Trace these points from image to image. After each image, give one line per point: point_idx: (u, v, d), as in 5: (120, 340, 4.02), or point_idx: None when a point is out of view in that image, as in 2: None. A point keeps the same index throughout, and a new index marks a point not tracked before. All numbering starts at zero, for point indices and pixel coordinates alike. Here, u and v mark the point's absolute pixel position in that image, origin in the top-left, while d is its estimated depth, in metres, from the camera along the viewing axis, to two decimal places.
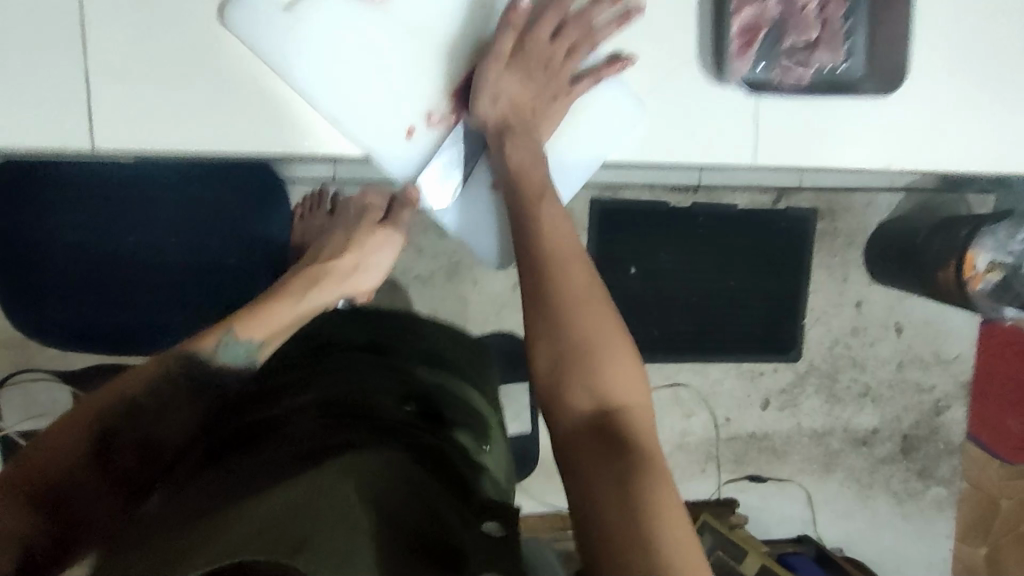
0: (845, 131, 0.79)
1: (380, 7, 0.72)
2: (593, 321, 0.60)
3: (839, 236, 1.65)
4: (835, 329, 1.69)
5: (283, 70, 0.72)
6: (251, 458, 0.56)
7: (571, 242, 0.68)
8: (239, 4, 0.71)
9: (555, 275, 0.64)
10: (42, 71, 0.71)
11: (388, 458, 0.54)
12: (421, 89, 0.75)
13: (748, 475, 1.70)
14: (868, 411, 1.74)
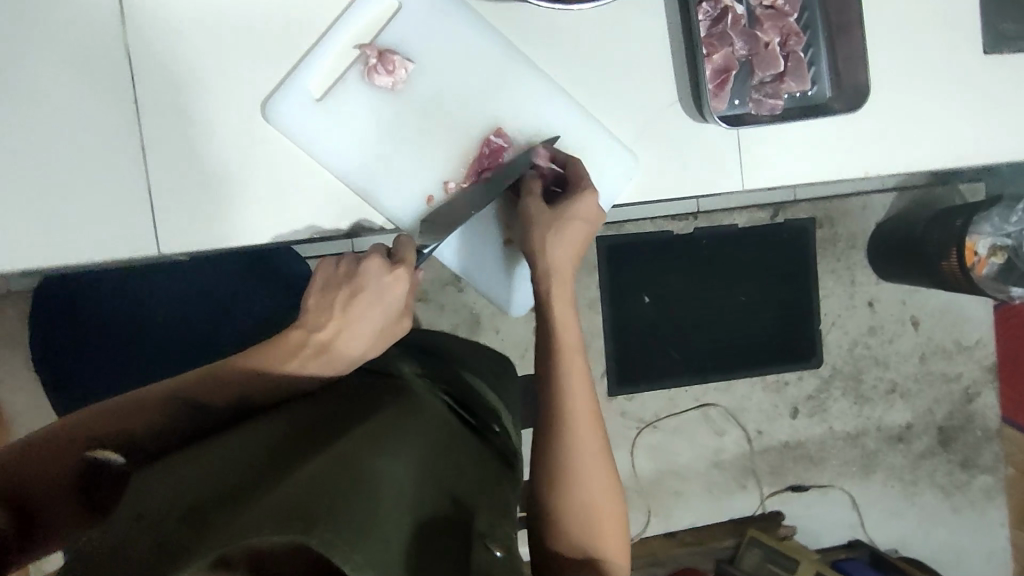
0: (826, 145, 0.85)
1: (398, 93, 0.76)
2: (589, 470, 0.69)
3: (841, 240, 1.70)
4: (851, 331, 1.72)
5: (314, 153, 0.76)
6: (267, 436, 0.55)
7: (584, 401, 0.70)
8: (276, 98, 0.75)
9: (567, 440, 0.69)
10: (98, 188, 0.74)
11: (403, 455, 0.54)
12: (436, 163, 0.77)
13: (789, 486, 1.71)
14: (898, 407, 1.76)
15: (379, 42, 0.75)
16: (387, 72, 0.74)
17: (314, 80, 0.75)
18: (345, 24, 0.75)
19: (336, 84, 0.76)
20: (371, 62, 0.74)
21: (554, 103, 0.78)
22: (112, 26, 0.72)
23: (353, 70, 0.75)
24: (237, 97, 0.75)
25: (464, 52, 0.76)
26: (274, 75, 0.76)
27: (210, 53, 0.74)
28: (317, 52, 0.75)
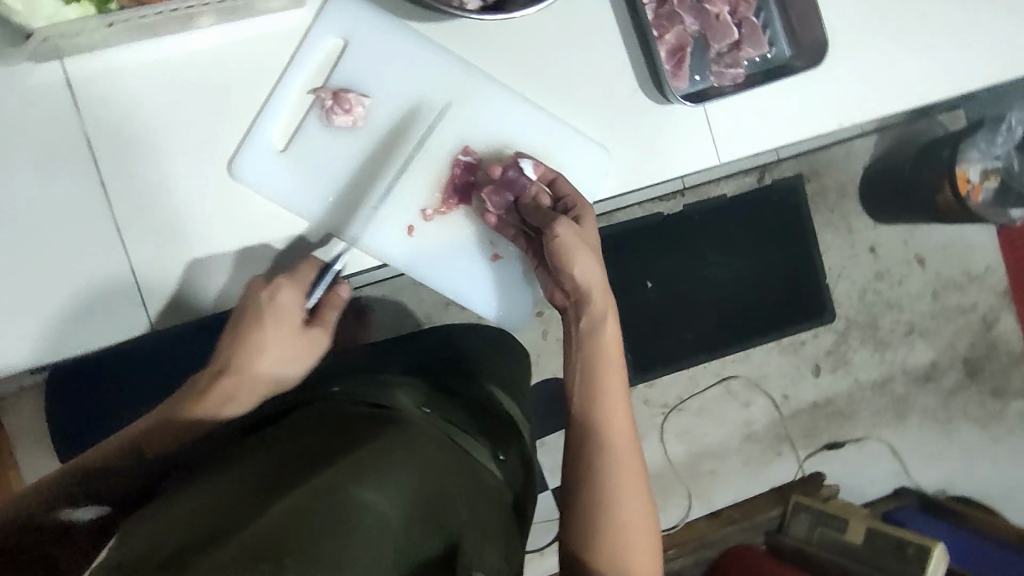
0: (812, 100, 0.78)
1: (365, 131, 0.67)
2: (629, 491, 0.65)
3: (831, 191, 1.69)
4: (858, 279, 1.71)
5: (290, 210, 0.66)
6: (255, 458, 0.55)
7: (618, 409, 0.68)
8: (240, 157, 0.64)
9: (605, 451, 0.65)
10: (72, 273, 0.63)
11: (396, 476, 0.52)
12: (423, 198, 0.69)
13: (825, 445, 1.70)
14: (919, 347, 1.74)
15: (333, 80, 0.66)
16: (345, 111, 0.65)
17: (273, 129, 0.65)
18: (297, 64, 0.65)
19: (298, 130, 0.66)
20: (328, 104, 0.65)
21: (536, 111, 0.70)
22: (60, 89, 0.62)
23: (312, 115, 0.66)
24: (169, 154, 0.64)
25: (428, 74, 0.68)
26: (221, 131, 0.65)
27: (163, 102, 0.63)
28: (270, 99, 0.65)
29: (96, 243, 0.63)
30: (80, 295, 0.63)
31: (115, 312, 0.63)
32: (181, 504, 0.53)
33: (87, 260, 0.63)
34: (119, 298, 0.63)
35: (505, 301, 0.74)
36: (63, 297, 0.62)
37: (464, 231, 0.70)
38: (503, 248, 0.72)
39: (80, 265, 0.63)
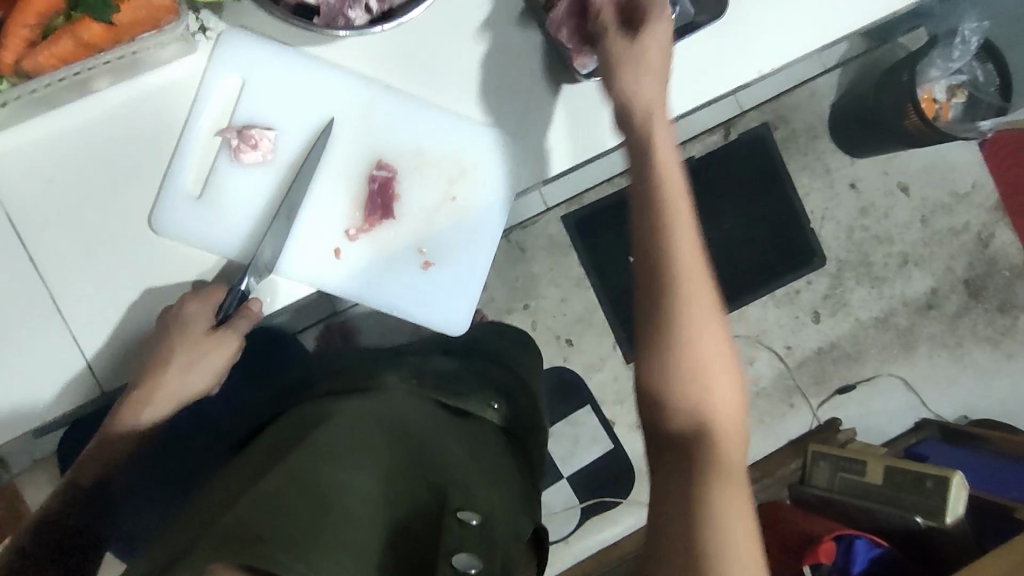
0: (726, 50, 0.76)
1: (276, 163, 0.68)
2: (709, 346, 0.58)
3: (801, 135, 1.65)
4: (843, 219, 1.68)
5: (218, 253, 0.67)
6: (243, 471, 0.61)
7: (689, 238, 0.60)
8: (159, 212, 0.65)
9: (670, 275, 0.59)
10: (19, 349, 0.64)
11: (364, 460, 0.58)
12: (345, 219, 0.69)
13: (837, 390, 1.67)
14: (917, 276, 1.71)
15: (236, 119, 0.67)
16: (253, 147, 0.66)
17: (187, 179, 0.66)
18: (197, 110, 0.66)
19: (211, 174, 0.67)
20: (235, 143, 0.66)
21: (443, 114, 0.71)
22: None
23: (222, 157, 0.67)
24: (85, 222, 0.65)
25: (329, 97, 0.69)
26: (139, 189, 0.66)
27: (73, 174, 0.64)
28: (177, 150, 0.66)
29: (34, 314, 0.64)
30: (30, 368, 0.64)
31: (64, 378, 0.65)
32: (181, 520, 0.59)
33: (29, 333, 0.64)
34: (66, 364, 0.65)
35: (445, 303, 0.74)
36: (12, 372, 0.64)
37: (393, 242, 0.71)
38: (431, 250, 0.72)
39: (24, 338, 0.64)
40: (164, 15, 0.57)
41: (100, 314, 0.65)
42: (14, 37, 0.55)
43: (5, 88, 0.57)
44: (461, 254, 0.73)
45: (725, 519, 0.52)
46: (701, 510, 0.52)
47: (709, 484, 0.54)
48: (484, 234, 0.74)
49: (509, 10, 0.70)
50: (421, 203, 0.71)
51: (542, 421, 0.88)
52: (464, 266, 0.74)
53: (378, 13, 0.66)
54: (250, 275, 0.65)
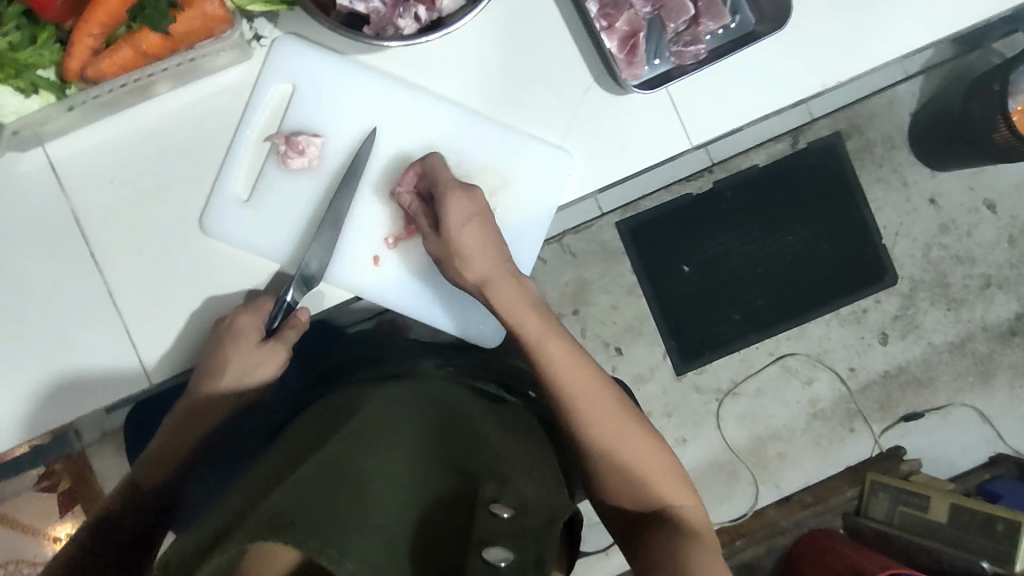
0: (790, 64, 0.72)
1: (321, 170, 0.69)
2: (617, 437, 0.63)
3: (877, 145, 1.56)
4: (920, 235, 1.57)
5: (261, 256, 0.70)
6: (274, 463, 0.61)
7: (578, 363, 0.65)
8: (209, 214, 0.68)
9: (574, 406, 0.63)
10: (75, 338, 0.68)
11: (396, 452, 0.57)
12: (383, 228, 0.70)
13: (903, 417, 1.57)
14: (1000, 300, 1.59)
15: (285, 126, 0.69)
16: (299, 154, 0.68)
17: (235, 183, 0.69)
18: (249, 116, 0.68)
19: (259, 179, 0.69)
20: (282, 149, 0.68)
21: (487, 124, 0.71)
22: (42, 169, 0.67)
23: (270, 162, 0.69)
24: (143, 219, 0.68)
25: (374, 104, 0.69)
26: (192, 190, 0.68)
27: (133, 172, 0.67)
28: (228, 155, 0.68)
29: (90, 306, 0.68)
30: (86, 356, 0.68)
31: (114, 369, 0.68)
32: (220, 501, 0.60)
33: (86, 323, 0.68)
34: (116, 355, 0.68)
35: (479, 314, 0.75)
36: (68, 360, 0.68)
37: (429, 253, 0.72)
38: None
39: (80, 329, 0.68)
40: (218, 25, 0.59)
41: (152, 307, 0.68)
42: (81, 45, 0.57)
43: (73, 92, 0.60)
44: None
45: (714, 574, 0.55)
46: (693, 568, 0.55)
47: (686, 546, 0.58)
48: (521, 244, 0.74)
49: (559, 18, 0.70)
50: None
51: None
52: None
53: (427, 22, 0.67)
54: (294, 290, 0.67)
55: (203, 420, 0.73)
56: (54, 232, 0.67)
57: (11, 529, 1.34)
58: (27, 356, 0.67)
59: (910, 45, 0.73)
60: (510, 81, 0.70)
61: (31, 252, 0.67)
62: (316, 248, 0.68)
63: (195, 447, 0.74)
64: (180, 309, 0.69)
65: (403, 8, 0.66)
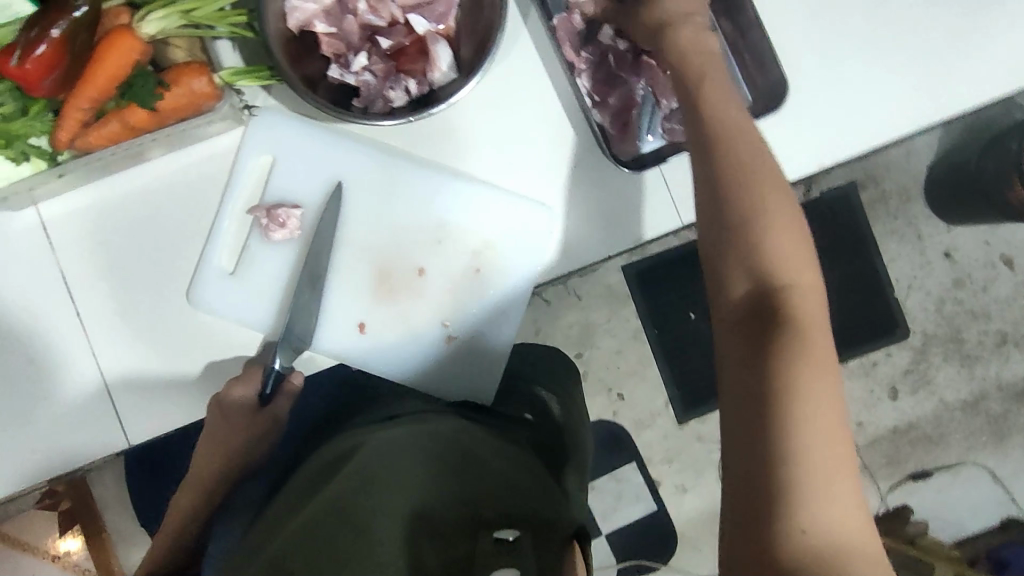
0: (782, 147, 0.72)
1: (302, 240, 0.70)
2: (770, 204, 0.53)
3: (892, 197, 1.48)
4: (934, 289, 1.50)
5: (246, 326, 0.70)
6: (280, 511, 0.66)
7: (736, 115, 0.57)
8: (196, 287, 0.69)
9: (720, 153, 0.55)
10: (52, 397, 0.68)
11: (393, 499, 0.61)
12: (367, 296, 0.70)
13: (911, 475, 1.50)
14: (1017, 359, 1.52)
15: (267, 198, 0.70)
16: (281, 227, 0.68)
17: (220, 256, 0.69)
18: (230, 191, 0.68)
19: (244, 251, 0.70)
20: (263, 222, 0.69)
21: (466, 184, 0.70)
22: (34, 228, 0.68)
23: (253, 234, 0.70)
24: (129, 280, 0.68)
25: (355, 174, 0.70)
26: (179, 258, 0.69)
27: (121, 234, 0.68)
28: (213, 229, 0.69)
29: (71, 365, 0.68)
30: (62, 416, 0.68)
31: (91, 429, 0.68)
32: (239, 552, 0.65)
33: (65, 381, 0.68)
34: (93, 416, 0.68)
35: (467, 375, 0.74)
36: (48, 420, 0.68)
37: (416, 318, 0.71)
38: (455, 325, 0.72)
39: (60, 388, 0.68)
40: (208, 101, 0.60)
41: (133, 368, 0.68)
42: (70, 119, 0.59)
43: (65, 160, 0.61)
44: (485, 326, 0.73)
45: (806, 401, 0.47)
46: (776, 390, 0.47)
47: (784, 356, 0.48)
48: (503, 296, 0.72)
49: (556, 92, 0.70)
50: (445, 275, 0.71)
51: (575, 414, 0.88)
52: (487, 337, 0.73)
53: (417, 95, 0.66)
54: (283, 357, 0.66)
55: (205, 480, 0.77)
56: (40, 290, 0.68)
57: (12, 546, 1.31)
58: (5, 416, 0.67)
59: (906, 126, 0.73)
60: (497, 156, 0.70)
61: (16, 310, 0.68)
62: (301, 320, 0.68)
63: (204, 510, 0.78)
64: (161, 372, 0.69)
65: (394, 81, 0.66)
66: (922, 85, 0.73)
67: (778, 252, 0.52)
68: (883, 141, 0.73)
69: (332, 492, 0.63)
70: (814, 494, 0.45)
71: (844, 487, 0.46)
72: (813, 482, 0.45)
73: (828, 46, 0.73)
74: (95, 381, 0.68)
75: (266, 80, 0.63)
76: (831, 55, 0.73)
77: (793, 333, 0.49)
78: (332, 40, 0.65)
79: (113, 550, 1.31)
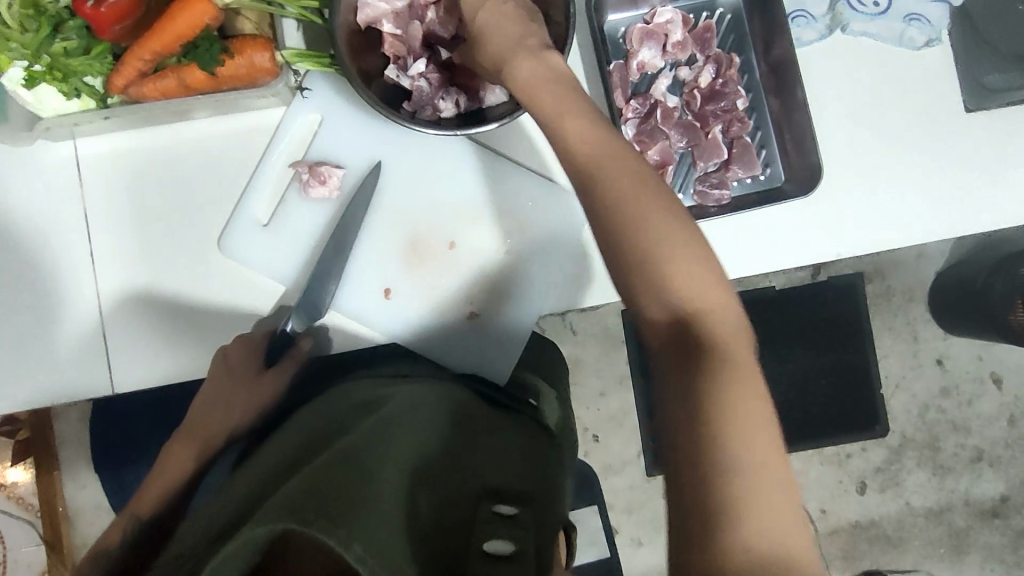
0: (804, 231, 0.74)
1: (339, 200, 0.70)
2: (642, 232, 0.46)
3: (896, 295, 1.48)
4: (920, 393, 1.50)
5: (272, 279, 0.70)
6: (284, 447, 0.65)
7: (605, 141, 0.48)
8: (227, 236, 0.69)
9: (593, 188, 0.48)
10: (49, 329, 0.68)
11: (403, 449, 0.61)
12: (395, 263, 0.71)
13: (864, 571, 1.51)
14: (988, 478, 1.52)
15: (310, 154, 0.70)
16: (321, 183, 0.69)
17: (256, 207, 0.70)
18: (275, 144, 0.69)
19: (280, 204, 0.70)
20: (304, 177, 0.69)
21: (510, 168, 0.71)
22: (66, 160, 0.68)
23: (292, 189, 0.70)
24: (149, 230, 0.69)
25: (398, 141, 0.71)
26: (216, 205, 0.70)
27: (150, 185, 0.69)
28: (253, 179, 0.69)
29: (75, 301, 0.69)
30: (54, 348, 0.68)
31: (79, 367, 0.68)
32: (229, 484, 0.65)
33: (64, 316, 0.68)
34: (85, 353, 0.68)
35: (482, 354, 0.73)
36: (38, 352, 0.68)
37: (442, 293, 0.71)
38: (479, 302, 0.72)
39: (57, 324, 0.68)
40: (265, 75, 0.62)
41: (132, 317, 0.69)
42: (129, 66, 0.60)
43: (116, 105, 0.63)
44: (509, 309, 0.73)
45: (737, 426, 0.43)
46: (700, 434, 0.43)
47: (712, 388, 0.44)
48: (531, 275, 0.72)
49: None
50: (475, 252, 0.71)
51: (573, 435, 0.85)
52: (512, 321, 0.73)
53: (465, 110, 0.68)
54: (294, 322, 0.67)
55: (207, 435, 0.77)
56: (59, 220, 0.69)
57: None
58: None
59: (926, 236, 0.75)
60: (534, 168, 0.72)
61: (30, 234, 0.68)
62: (321, 283, 0.68)
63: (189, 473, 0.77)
64: (158, 325, 0.69)
65: (447, 92, 0.67)
66: (946, 199, 0.75)
67: (665, 282, 0.46)
68: (900, 244, 0.75)
69: (344, 432, 0.62)
70: (747, 515, 0.42)
71: (784, 503, 0.43)
72: (753, 509, 0.42)
73: (867, 143, 0.75)
74: (93, 322, 0.69)
75: (325, 67, 0.65)
76: (869, 152, 0.75)
77: (711, 367, 0.45)
78: (395, 42, 0.67)
79: (61, 488, 1.27)
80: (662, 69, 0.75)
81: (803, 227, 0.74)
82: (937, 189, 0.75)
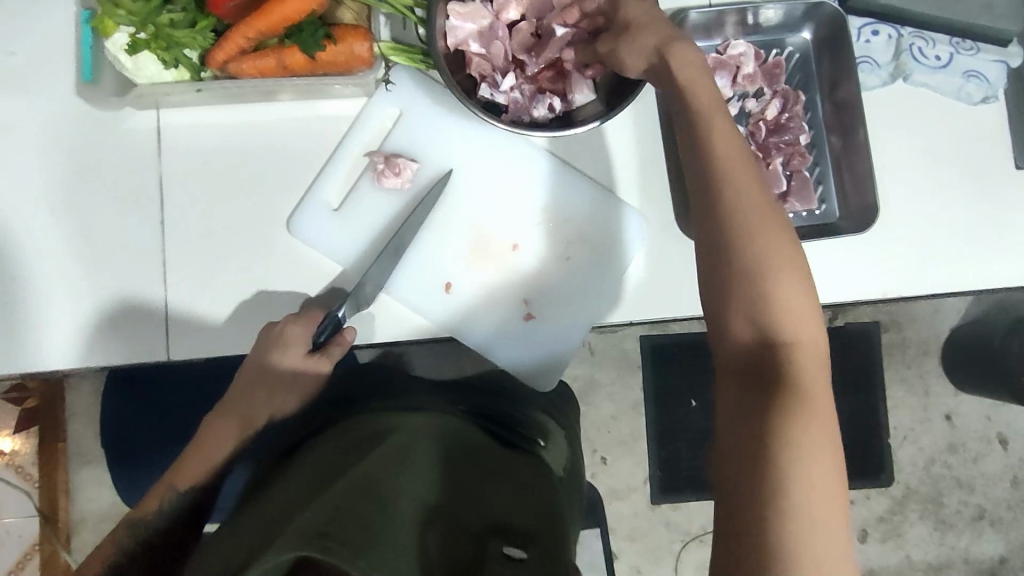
0: (852, 268, 0.76)
1: (410, 192, 0.72)
2: (763, 255, 0.50)
3: (911, 347, 1.49)
4: (927, 447, 1.51)
5: (334, 261, 0.72)
6: (304, 468, 0.65)
7: (743, 167, 0.52)
8: (298, 216, 0.71)
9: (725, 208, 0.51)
10: (112, 292, 0.70)
11: (420, 477, 0.60)
12: (458, 261, 0.72)
13: None
14: (989, 538, 1.52)
15: (386, 146, 0.72)
16: (395, 175, 0.71)
17: (328, 192, 0.71)
18: (355, 131, 0.71)
19: (351, 191, 0.72)
20: (379, 167, 0.71)
21: (570, 186, 0.73)
22: (148, 131, 0.70)
23: (365, 177, 0.72)
24: (220, 205, 0.70)
25: (467, 142, 0.73)
26: (290, 186, 0.71)
27: (225, 161, 0.71)
28: (328, 164, 0.71)
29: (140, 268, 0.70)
30: (114, 311, 0.70)
31: (138, 330, 0.70)
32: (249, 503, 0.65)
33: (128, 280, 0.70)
34: (144, 316, 0.70)
35: (537, 364, 0.74)
36: (99, 314, 0.70)
37: (501, 295, 0.73)
38: (536, 306, 0.73)
39: (120, 288, 0.70)
40: (360, 64, 0.65)
41: (195, 287, 0.70)
42: (232, 42, 0.62)
43: (208, 78, 0.65)
44: (568, 318, 0.74)
45: (797, 445, 0.45)
46: (772, 457, 0.45)
47: (782, 411, 0.46)
48: (586, 288, 0.74)
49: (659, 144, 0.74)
50: (532, 259, 0.73)
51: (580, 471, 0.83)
52: (569, 331, 0.74)
53: (560, 112, 0.70)
54: (346, 307, 0.68)
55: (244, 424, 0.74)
56: (132, 188, 0.70)
57: None
58: (63, 296, 0.69)
59: (967, 284, 0.77)
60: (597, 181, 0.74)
61: (103, 199, 0.70)
62: (378, 270, 0.69)
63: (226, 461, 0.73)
64: (220, 297, 0.70)
65: (537, 99, 0.69)
66: (989, 252, 0.77)
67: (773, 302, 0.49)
68: (942, 290, 0.77)
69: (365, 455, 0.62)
70: (800, 553, 0.42)
71: (836, 531, 0.44)
72: (812, 535, 0.43)
73: (918, 189, 0.77)
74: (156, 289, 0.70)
75: (416, 62, 0.69)
76: (918, 198, 0.77)
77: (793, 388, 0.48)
78: (480, 61, 0.68)
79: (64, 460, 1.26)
80: (730, 99, 0.77)
81: (851, 265, 0.76)
82: (980, 242, 0.77)
